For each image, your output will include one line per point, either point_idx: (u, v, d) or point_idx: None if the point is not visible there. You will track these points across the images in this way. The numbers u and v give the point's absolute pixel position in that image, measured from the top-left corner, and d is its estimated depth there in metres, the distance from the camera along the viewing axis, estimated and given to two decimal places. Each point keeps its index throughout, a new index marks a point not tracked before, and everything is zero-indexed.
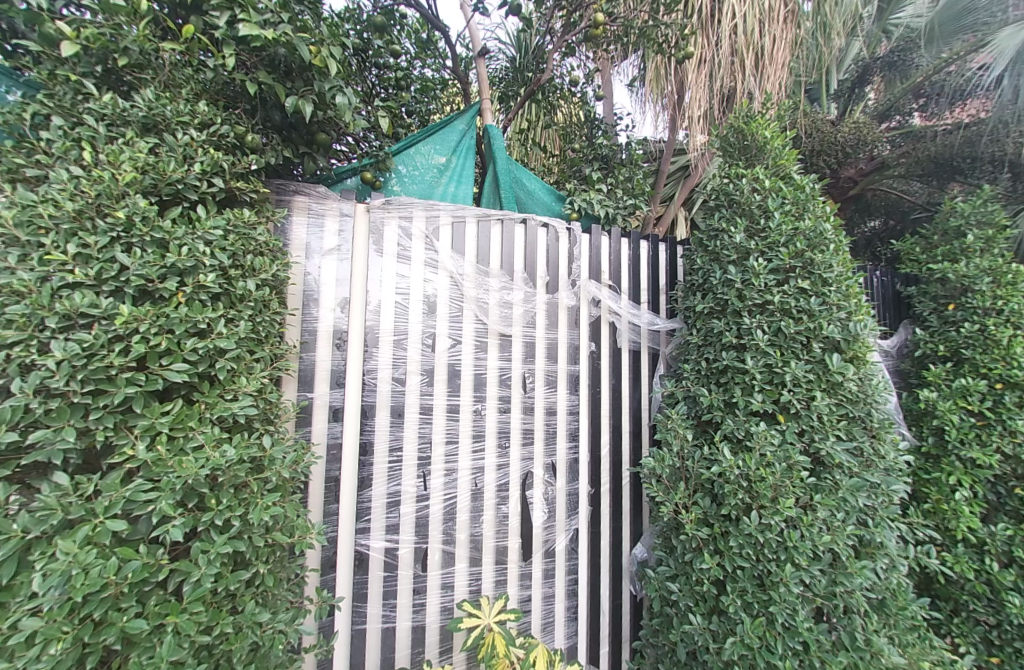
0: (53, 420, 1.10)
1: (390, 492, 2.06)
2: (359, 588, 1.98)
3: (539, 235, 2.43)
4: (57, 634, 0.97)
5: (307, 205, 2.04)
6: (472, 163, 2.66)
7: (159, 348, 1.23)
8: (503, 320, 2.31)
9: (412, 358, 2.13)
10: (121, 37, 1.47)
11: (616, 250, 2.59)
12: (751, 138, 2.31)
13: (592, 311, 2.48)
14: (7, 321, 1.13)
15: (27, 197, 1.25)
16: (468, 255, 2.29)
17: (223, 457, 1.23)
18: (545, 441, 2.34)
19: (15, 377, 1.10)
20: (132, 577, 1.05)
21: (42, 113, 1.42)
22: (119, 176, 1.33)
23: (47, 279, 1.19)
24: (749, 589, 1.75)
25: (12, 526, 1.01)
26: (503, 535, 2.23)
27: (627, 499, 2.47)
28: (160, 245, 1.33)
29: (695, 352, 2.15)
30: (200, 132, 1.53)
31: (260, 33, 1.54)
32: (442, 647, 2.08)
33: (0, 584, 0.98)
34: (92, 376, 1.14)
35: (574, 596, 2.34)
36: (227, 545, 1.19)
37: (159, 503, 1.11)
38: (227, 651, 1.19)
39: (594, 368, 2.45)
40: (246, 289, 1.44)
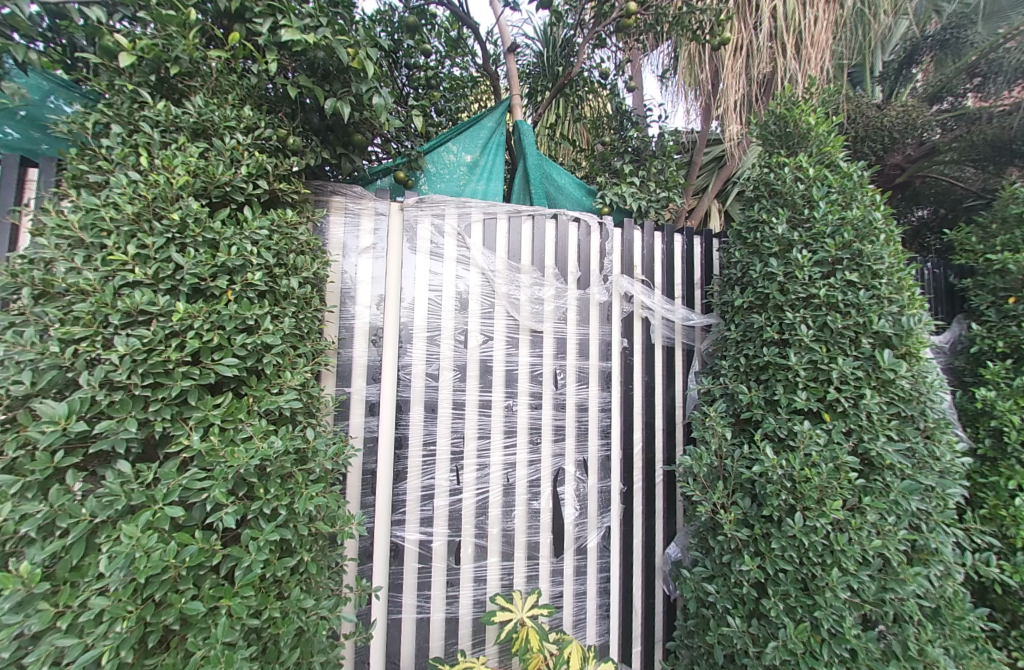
0: (116, 412, 1.16)
1: (424, 485, 2.09)
2: (395, 579, 2.03)
3: (570, 230, 2.41)
4: (122, 613, 1.03)
5: (344, 205, 2.09)
6: (502, 159, 2.66)
7: (211, 344, 1.28)
8: (535, 316, 2.30)
9: (445, 354, 2.16)
10: (172, 47, 1.53)
11: (649, 244, 2.54)
12: (794, 125, 2.21)
13: (624, 306, 2.44)
14: (75, 318, 1.20)
15: (91, 201, 1.33)
16: (500, 251, 2.30)
17: (271, 448, 1.28)
18: (577, 438, 2.32)
19: (83, 370, 1.17)
20: (190, 561, 1.11)
21: (103, 122, 1.51)
22: (173, 180, 1.39)
23: (110, 278, 1.27)
24: (793, 593, 1.70)
25: (81, 510, 1.07)
26: (535, 530, 2.23)
27: (661, 498, 2.43)
28: (210, 245, 1.39)
29: (734, 349, 2.08)
30: (246, 135, 1.59)
31: (302, 37, 1.59)
32: (475, 639, 2.10)
33: (72, 565, 1.05)
34: (151, 370, 1.20)
35: (606, 594, 2.31)
36: (275, 533, 1.23)
37: (213, 492, 1.16)
38: (275, 634, 1.23)
39: (626, 365, 2.42)
40: (289, 287, 1.49)
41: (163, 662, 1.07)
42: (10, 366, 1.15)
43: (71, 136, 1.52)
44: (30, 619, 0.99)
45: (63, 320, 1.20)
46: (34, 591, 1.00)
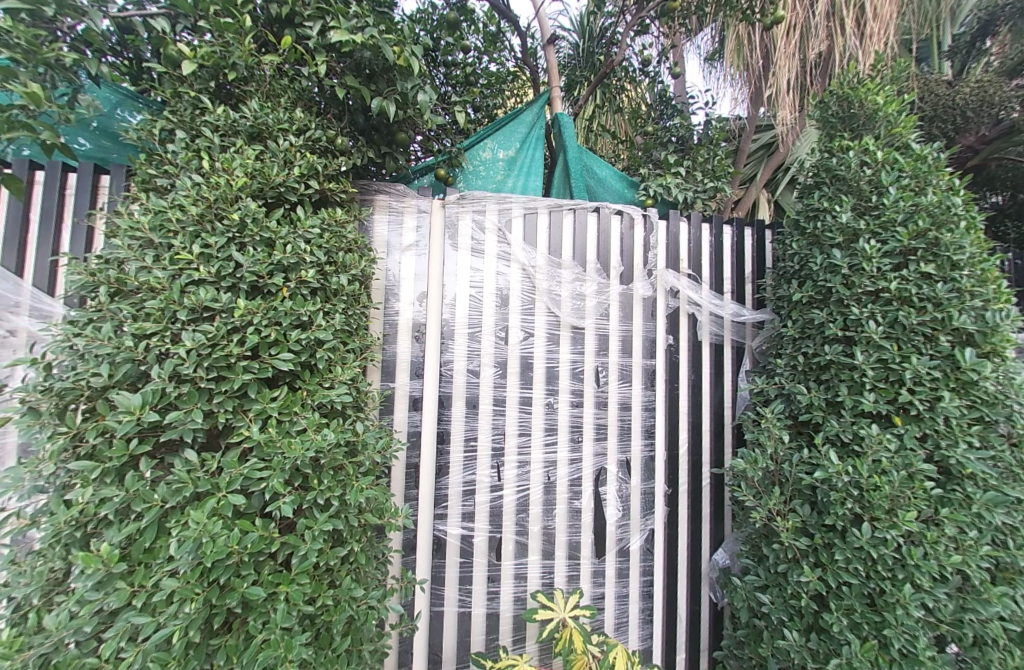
0: (184, 403, 1.23)
1: (465, 481, 2.10)
2: (437, 572, 2.05)
3: (612, 224, 2.35)
4: (191, 595, 1.08)
5: (387, 203, 2.12)
6: (541, 154, 2.63)
7: (269, 339, 1.33)
8: (576, 312, 2.26)
9: (485, 350, 2.16)
10: (229, 53, 1.59)
11: (695, 237, 2.44)
12: (858, 106, 2.06)
13: (669, 302, 2.36)
14: (147, 315, 1.27)
15: (159, 204, 1.40)
16: (540, 246, 2.27)
17: (324, 440, 1.31)
18: (620, 437, 2.26)
19: (153, 364, 1.24)
20: (252, 547, 1.15)
21: (168, 129, 1.59)
22: (232, 181, 1.45)
23: (177, 277, 1.33)
24: (858, 608, 1.59)
25: (154, 496, 1.14)
26: (576, 530, 2.20)
27: (707, 502, 2.34)
28: (267, 244, 1.44)
29: (790, 346, 1.97)
30: (298, 137, 1.64)
31: (350, 38, 1.62)
32: (516, 636, 2.10)
33: (145, 547, 1.11)
34: (215, 363, 1.26)
35: (649, 599, 2.26)
36: (328, 523, 1.27)
37: (271, 481, 1.20)
38: (327, 621, 1.27)
39: (671, 362, 2.34)
40: (339, 284, 1.53)
41: (227, 643, 1.12)
42: (89, 359, 1.23)
43: (141, 143, 1.63)
44: (110, 597, 1.05)
45: (136, 316, 1.28)
46: (113, 570, 1.07)
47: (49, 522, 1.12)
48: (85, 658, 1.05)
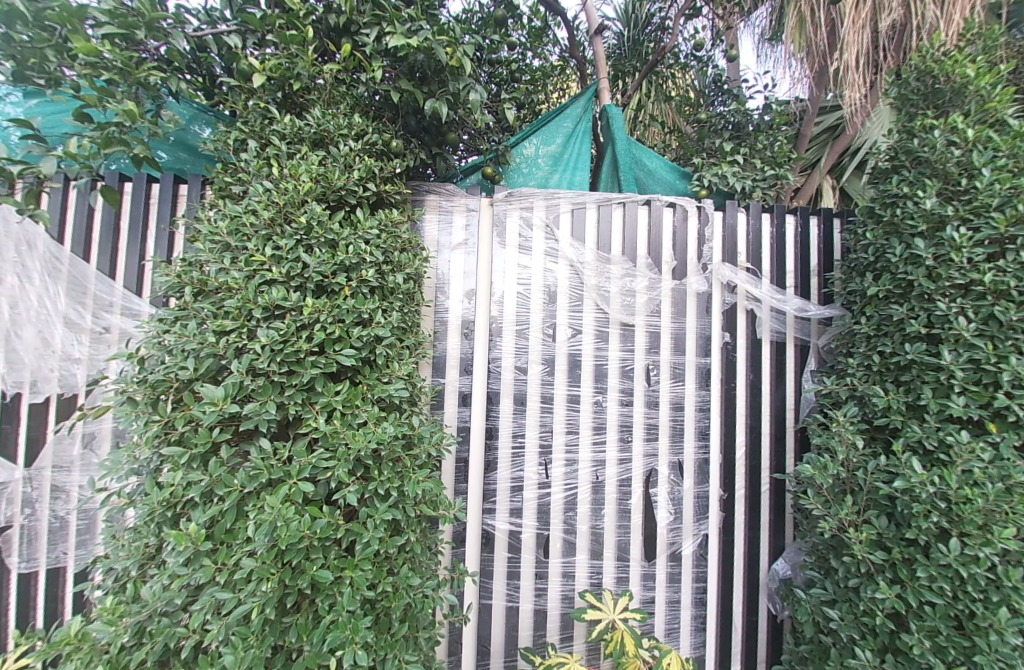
0: (259, 395, 1.30)
1: (514, 477, 2.12)
2: (486, 565, 2.08)
3: (665, 216, 2.27)
4: (267, 574, 1.15)
5: (438, 203, 2.17)
6: (589, 147, 2.58)
7: (334, 335, 1.39)
8: (626, 308, 2.21)
9: (533, 347, 2.16)
10: (295, 65, 1.67)
11: (754, 228, 2.31)
12: (945, 80, 1.87)
13: (726, 297, 2.26)
14: (226, 313, 1.37)
15: (235, 209, 1.50)
16: (589, 242, 2.23)
17: (385, 432, 1.37)
18: (672, 438, 2.20)
19: (232, 358, 1.33)
20: (322, 532, 1.21)
21: (240, 139, 1.69)
22: (299, 186, 1.53)
23: (251, 277, 1.42)
24: (943, 631, 1.47)
25: (234, 481, 1.22)
26: (625, 530, 2.16)
27: (767, 509, 2.23)
28: (331, 245, 1.51)
29: (864, 345, 1.84)
30: (356, 141, 1.70)
31: (406, 42, 1.65)
32: (564, 634, 2.10)
33: (227, 528, 1.20)
34: (287, 358, 1.34)
35: (702, 606, 2.19)
36: (388, 512, 1.32)
37: (337, 471, 1.27)
38: (387, 607, 1.32)
39: (727, 361, 2.24)
40: (396, 283, 1.59)
41: (298, 622, 1.19)
42: (177, 353, 1.34)
43: (217, 153, 1.75)
44: (197, 573, 1.14)
45: (217, 314, 1.38)
46: (200, 548, 1.17)
47: (144, 502, 1.23)
48: (175, 627, 1.15)
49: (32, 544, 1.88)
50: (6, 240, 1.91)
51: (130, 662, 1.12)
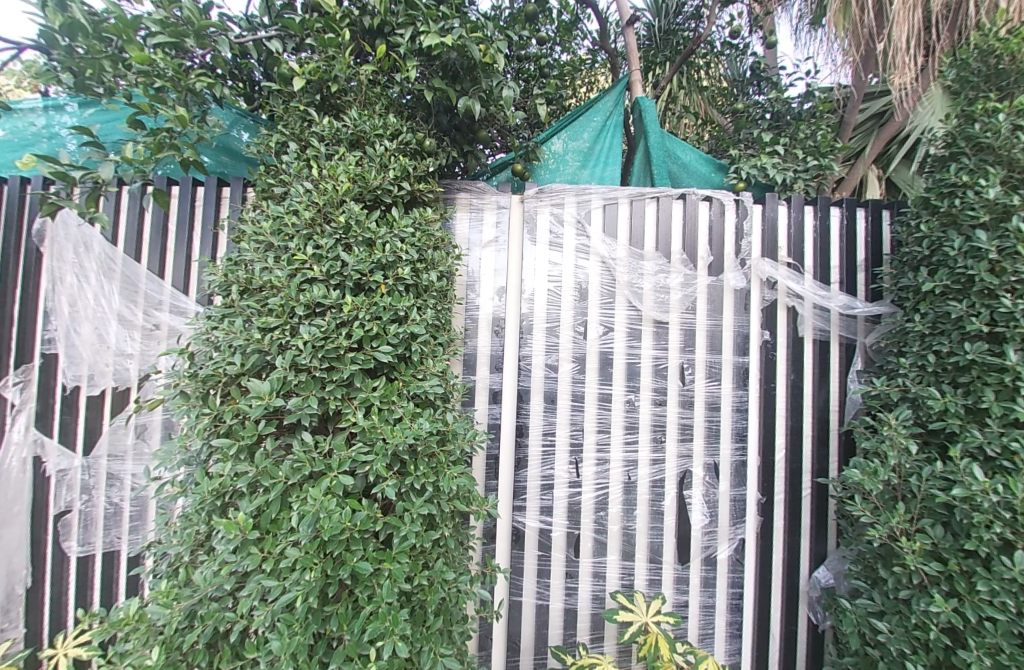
0: (302, 390, 1.34)
1: (544, 475, 2.11)
2: (516, 562, 2.08)
3: (701, 210, 2.21)
4: (310, 564, 1.18)
5: (469, 201, 2.17)
6: (621, 141, 2.53)
7: (371, 333, 1.42)
8: (660, 305, 2.16)
9: (564, 345, 2.14)
10: (333, 68, 1.69)
11: (796, 222, 2.22)
12: (1010, 59, 1.76)
13: (766, 294, 2.18)
14: (270, 310, 1.41)
15: (278, 210, 1.54)
16: (621, 237, 2.19)
17: (420, 428, 1.39)
18: (707, 438, 2.14)
19: (276, 354, 1.37)
20: (362, 524, 1.24)
21: (281, 142, 1.73)
22: (338, 187, 1.56)
23: (293, 276, 1.46)
24: (1007, 649, 1.40)
25: (279, 472, 1.26)
26: (658, 532, 2.12)
27: (808, 514, 2.15)
28: (368, 243, 1.54)
29: (918, 344, 1.75)
30: (391, 141, 1.73)
31: (441, 40, 1.66)
32: (595, 634, 2.09)
33: (272, 518, 1.24)
34: (328, 354, 1.37)
35: (738, 612, 2.13)
36: (424, 506, 1.35)
37: (375, 465, 1.29)
38: (423, 600, 1.35)
39: (766, 361, 2.16)
40: (430, 281, 1.62)
41: (338, 611, 1.21)
42: (224, 349, 1.38)
43: (260, 156, 1.80)
44: (245, 560, 1.19)
45: (262, 312, 1.42)
46: (248, 537, 1.21)
47: (195, 492, 1.28)
48: (224, 612, 1.20)
49: (89, 528, 2.00)
50: (68, 243, 2.07)
51: (183, 643, 1.18)
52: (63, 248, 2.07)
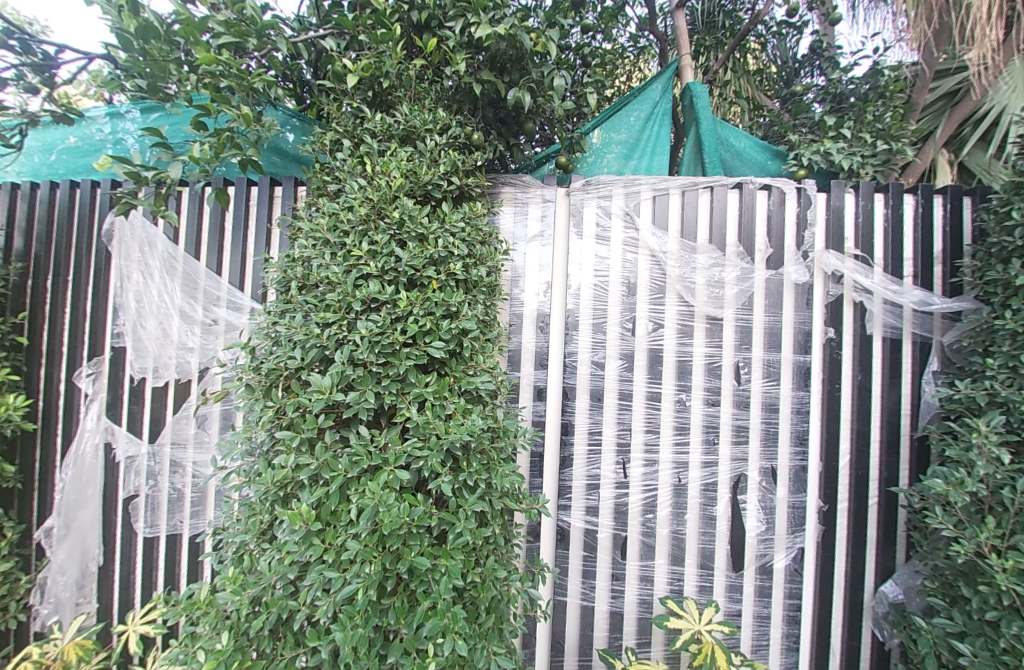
0: (360, 385, 1.35)
1: (589, 474, 2.07)
2: (561, 562, 2.05)
3: (759, 200, 2.09)
4: (370, 557, 1.19)
5: (514, 195, 2.14)
6: (669, 129, 2.44)
7: (425, 328, 1.41)
8: (713, 301, 2.06)
9: (611, 342, 2.08)
10: (384, 63, 1.68)
11: (865, 211, 2.07)
12: None
13: (831, 289, 2.05)
14: (327, 306, 1.43)
15: (333, 207, 1.56)
16: (672, 230, 2.11)
17: (473, 424, 1.38)
18: (764, 441, 2.03)
19: (335, 349, 1.38)
20: (420, 520, 1.24)
21: (335, 139, 1.74)
22: (391, 183, 1.57)
23: (349, 272, 1.47)
24: None
25: (339, 466, 1.28)
26: (709, 538, 2.04)
27: (874, 524, 2.02)
28: (420, 239, 1.54)
29: (1010, 343, 1.63)
30: (441, 136, 1.72)
31: (493, 31, 1.63)
32: (642, 639, 2.03)
33: (332, 510, 1.25)
34: (384, 349, 1.37)
35: (795, 624, 2.03)
36: (477, 503, 1.33)
37: (431, 460, 1.29)
38: (475, 597, 1.35)
39: (830, 360, 2.03)
40: (479, 276, 1.60)
41: (395, 604, 1.22)
42: (285, 344, 1.41)
43: (315, 155, 1.82)
44: (308, 551, 1.21)
45: (319, 307, 1.44)
46: (311, 528, 1.22)
47: (259, 482, 1.32)
48: (287, 600, 1.24)
49: (154, 512, 2.11)
50: (134, 242, 2.19)
51: (249, 629, 1.22)
52: (130, 247, 2.18)
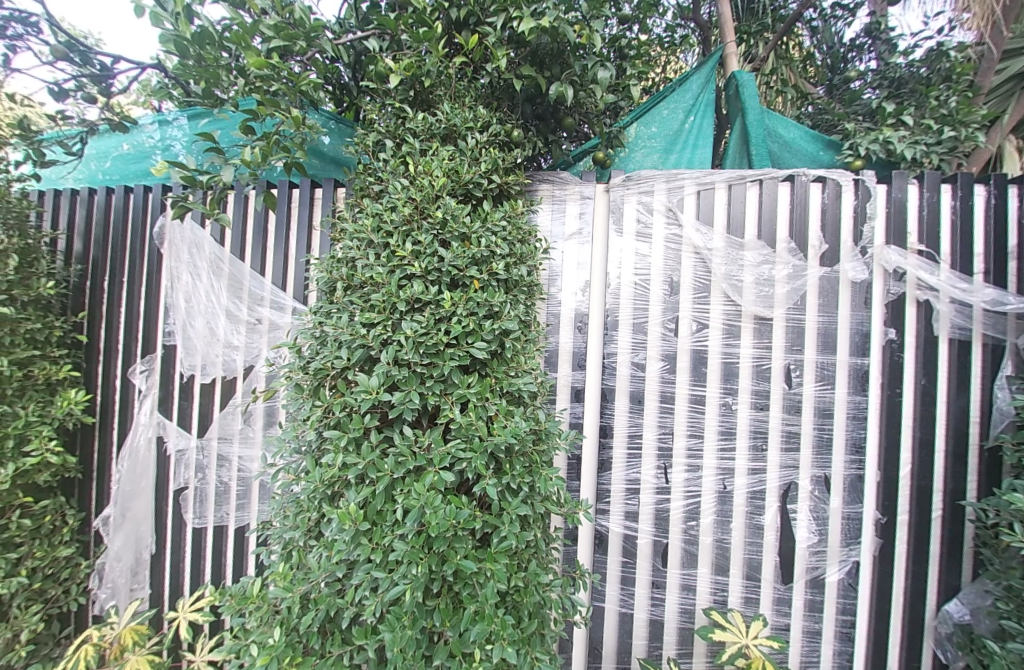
0: (405, 385, 1.35)
1: (629, 479, 2.01)
2: (599, 566, 2.01)
3: (812, 193, 1.98)
4: (417, 559, 1.19)
5: (552, 192, 2.10)
6: (712, 121, 2.35)
7: (468, 329, 1.40)
8: (762, 300, 1.97)
9: (653, 342, 2.02)
10: (425, 61, 1.67)
11: (931, 202, 1.93)
12: None
13: (892, 287, 1.92)
14: (372, 306, 1.43)
15: (377, 207, 1.56)
16: (718, 226, 2.02)
17: (517, 426, 1.36)
18: (816, 448, 1.93)
19: (379, 349, 1.39)
20: (466, 522, 1.23)
21: (377, 140, 1.74)
22: (434, 182, 1.56)
23: (392, 272, 1.47)
24: None
25: (385, 466, 1.28)
26: (756, 547, 1.95)
27: (938, 539, 1.89)
28: (462, 239, 1.53)
29: None
30: (482, 133, 1.71)
31: (536, 25, 1.60)
32: (683, 649, 1.97)
33: (377, 510, 1.25)
34: (429, 349, 1.37)
35: (849, 642, 1.92)
36: (520, 506, 1.32)
37: (475, 462, 1.28)
38: (518, 601, 1.33)
39: (890, 362, 1.91)
40: (520, 276, 1.58)
41: (440, 605, 1.22)
42: (332, 344, 1.43)
43: (357, 156, 1.83)
44: (356, 550, 1.21)
45: (364, 307, 1.45)
46: (359, 527, 1.23)
47: (308, 480, 1.34)
48: (334, 597, 1.25)
49: (203, 504, 2.19)
50: (184, 243, 2.27)
51: (300, 625, 1.24)
52: (180, 249, 2.26)
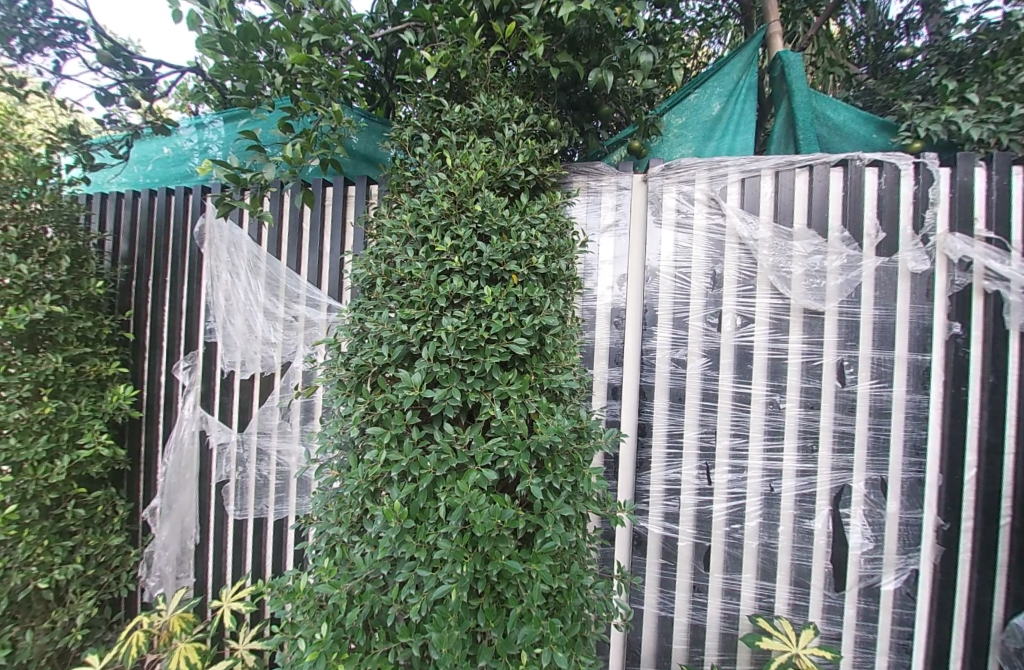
0: (445, 383, 1.33)
1: (668, 479, 1.95)
2: (637, 568, 1.96)
3: (867, 178, 1.86)
4: (461, 558, 1.17)
5: (587, 184, 2.05)
6: (754, 105, 2.24)
7: (508, 325, 1.37)
8: (812, 292, 1.87)
9: (694, 338, 1.94)
10: (461, 52, 1.64)
11: (1002, 185, 1.79)
12: None
13: (956, 277, 1.79)
14: (411, 302, 1.42)
15: (414, 202, 1.54)
16: (764, 215, 1.93)
17: (560, 423, 1.32)
18: (871, 449, 1.83)
19: (419, 345, 1.37)
20: (510, 521, 1.21)
21: (413, 134, 1.73)
22: (472, 175, 1.53)
23: (431, 267, 1.45)
24: None
25: (427, 464, 1.26)
26: (805, 552, 1.86)
27: (1008, 548, 1.76)
28: (501, 232, 1.50)
29: None
30: (518, 125, 1.68)
31: (576, 9, 1.54)
32: (725, 656, 1.91)
33: (420, 508, 1.24)
34: (470, 345, 1.34)
35: (907, 654, 1.81)
36: (563, 507, 1.28)
37: (518, 460, 1.26)
38: (561, 603, 1.30)
39: (954, 359, 1.79)
40: (559, 269, 1.54)
41: (483, 606, 1.20)
42: (373, 340, 1.42)
43: (393, 150, 1.82)
44: (401, 548, 1.21)
45: (403, 303, 1.43)
46: (402, 526, 1.22)
47: (350, 477, 1.34)
48: (378, 594, 1.25)
49: (243, 497, 2.24)
50: (223, 242, 2.31)
51: (344, 621, 1.25)
52: (220, 248, 2.31)
